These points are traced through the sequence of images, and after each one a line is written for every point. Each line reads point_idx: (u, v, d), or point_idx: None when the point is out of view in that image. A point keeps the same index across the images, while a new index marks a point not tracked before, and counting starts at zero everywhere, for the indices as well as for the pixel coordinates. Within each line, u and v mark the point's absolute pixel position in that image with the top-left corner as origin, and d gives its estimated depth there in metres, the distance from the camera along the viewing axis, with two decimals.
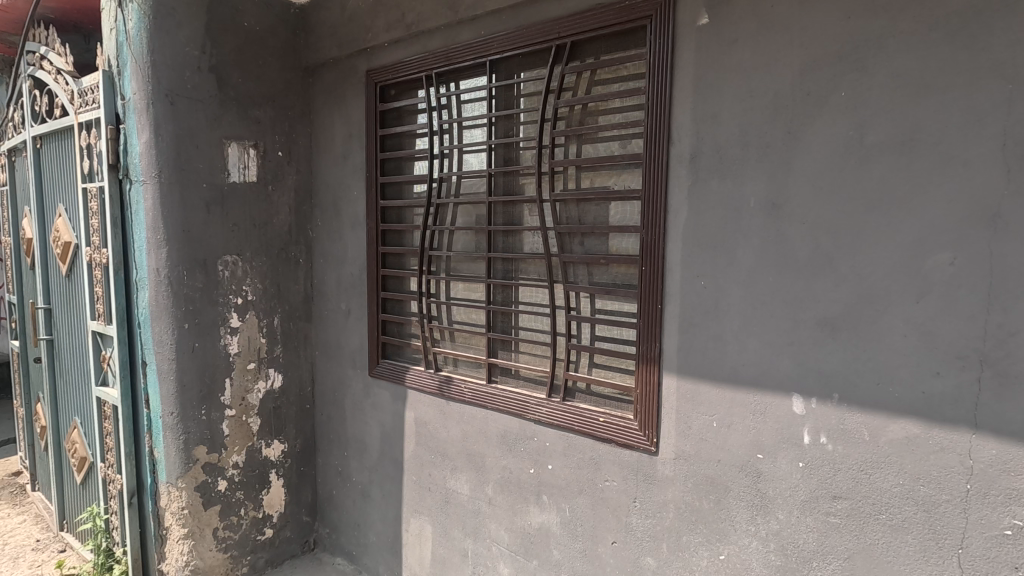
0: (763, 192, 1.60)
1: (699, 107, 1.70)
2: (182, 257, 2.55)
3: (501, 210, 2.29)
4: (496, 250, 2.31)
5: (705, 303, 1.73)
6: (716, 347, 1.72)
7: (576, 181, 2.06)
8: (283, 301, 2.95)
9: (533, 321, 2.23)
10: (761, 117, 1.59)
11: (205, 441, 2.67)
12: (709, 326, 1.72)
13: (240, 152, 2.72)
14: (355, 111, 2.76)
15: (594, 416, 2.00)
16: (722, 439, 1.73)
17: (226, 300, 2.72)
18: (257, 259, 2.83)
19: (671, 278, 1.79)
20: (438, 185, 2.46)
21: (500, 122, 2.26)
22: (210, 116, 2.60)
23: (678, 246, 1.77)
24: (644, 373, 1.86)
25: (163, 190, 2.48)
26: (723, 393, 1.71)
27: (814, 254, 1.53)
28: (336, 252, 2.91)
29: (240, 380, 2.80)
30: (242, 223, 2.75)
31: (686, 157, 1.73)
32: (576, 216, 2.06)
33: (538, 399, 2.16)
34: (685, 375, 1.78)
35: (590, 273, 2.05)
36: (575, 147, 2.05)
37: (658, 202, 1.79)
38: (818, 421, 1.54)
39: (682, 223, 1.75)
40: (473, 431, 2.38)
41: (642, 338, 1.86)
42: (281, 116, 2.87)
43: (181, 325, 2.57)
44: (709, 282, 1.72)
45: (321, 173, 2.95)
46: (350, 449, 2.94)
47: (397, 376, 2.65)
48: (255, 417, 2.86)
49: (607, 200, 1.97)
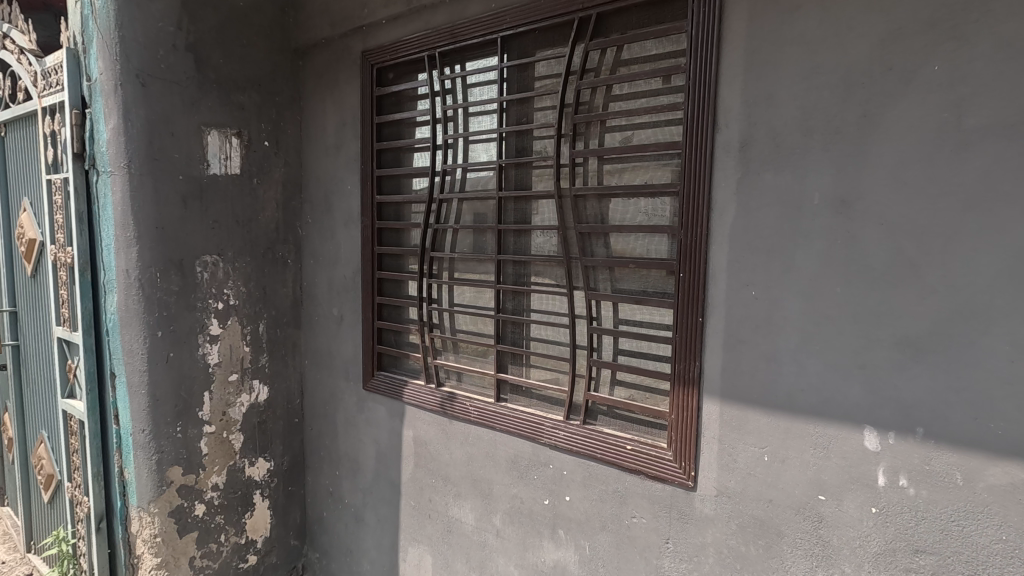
0: (830, 187, 1.35)
1: (751, 86, 1.45)
2: (155, 257, 2.28)
3: (512, 206, 2.03)
4: (506, 252, 2.05)
5: (756, 317, 1.48)
6: (768, 369, 1.47)
7: (598, 175, 1.80)
8: (269, 306, 2.69)
9: (547, 333, 1.97)
10: (829, 97, 1.34)
11: (180, 461, 2.41)
12: (761, 344, 1.47)
13: (221, 141, 2.46)
14: (349, 97, 2.50)
15: (621, 443, 1.75)
16: (775, 476, 1.48)
17: (205, 305, 2.45)
18: (240, 260, 2.56)
19: (714, 286, 1.54)
20: (441, 179, 2.21)
21: (513, 108, 2.01)
22: (187, 100, 2.33)
23: (724, 250, 1.52)
24: (680, 397, 1.61)
25: (133, 181, 2.21)
26: (776, 422, 1.46)
27: (893, 260, 1.28)
28: (328, 252, 2.65)
29: (220, 394, 2.53)
30: (224, 219, 2.49)
31: (735, 146, 1.48)
32: (598, 215, 1.81)
33: (554, 421, 1.91)
34: (730, 400, 1.53)
35: (614, 279, 1.79)
36: (598, 136, 1.80)
37: (701, 199, 1.54)
38: (897, 460, 1.30)
39: (729, 222, 1.50)
40: (479, 455, 2.13)
41: (677, 355, 1.61)
42: (268, 102, 2.61)
43: (154, 333, 2.30)
44: (760, 292, 1.47)
45: (311, 166, 2.69)
46: (342, 468, 2.68)
47: (394, 391, 2.39)
48: (237, 434, 2.60)
49: (636, 196, 1.72)
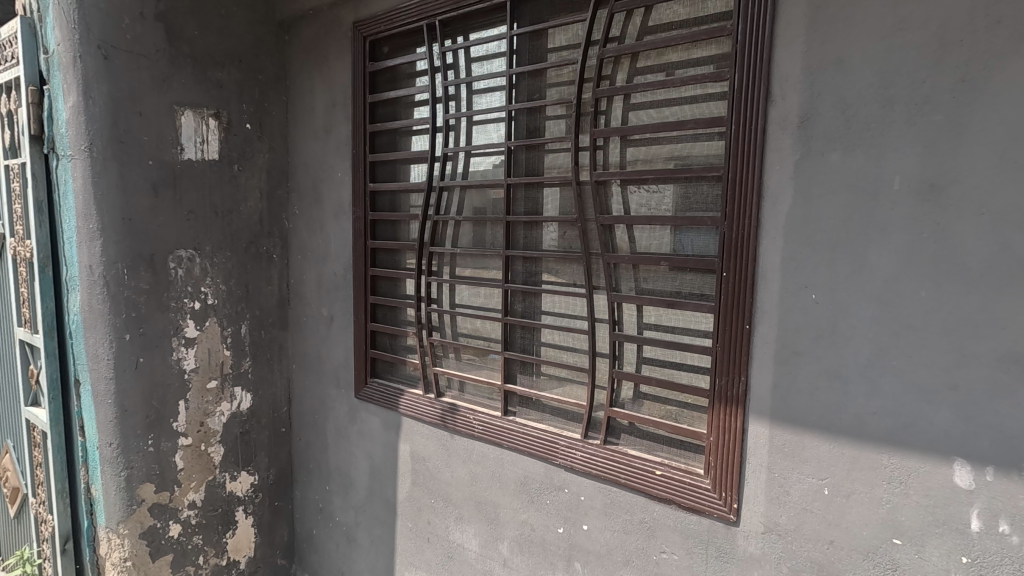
0: (915, 169, 1.11)
1: (815, 48, 1.21)
2: (123, 252, 2.04)
3: (522, 195, 1.78)
4: (515, 248, 1.80)
5: (816, 324, 1.24)
6: (830, 388, 1.24)
7: (622, 153, 1.56)
8: (252, 306, 2.44)
9: (561, 339, 1.73)
10: (916, 60, 1.10)
11: (153, 477, 2.18)
12: (822, 359, 1.24)
13: (197, 122, 2.21)
14: (339, 74, 2.25)
15: (649, 468, 1.53)
16: (837, 513, 1.25)
17: (180, 305, 2.21)
18: (220, 255, 2.32)
19: (765, 287, 1.31)
20: (441, 165, 1.97)
21: (523, 83, 1.76)
22: (156, 75, 2.08)
23: (778, 246, 1.29)
24: (721, 417, 1.39)
25: (96, 167, 1.96)
26: (840, 450, 1.23)
27: (996, 259, 1.04)
28: (316, 246, 2.40)
29: (198, 403, 2.30)
30: (200, 210, 2.24)
31: (794, 121, 1.24)
32: (621, 205, 1.57)
33: (570, 440, 1.68)
34: (783, 422, 1.30)
35: (639, 279, 1.55)
36: (620, 114, 1.56)
37: (750, 185, 1.30)
38: (997, 502, 1.07)
39: (784, 211, 1.27)
40: (483, 475, 1.90)
41: (719, 368, 1.38)
42: (250, 80, 2.35)
43: (122, 337, 2.06)
44: (823, 296, 1.23)
45: (298, 151, 2.44)
46: (333, 483, 2.45)
47: (389, 401, 2.16)
48: (217, 446, 2.37)
49: (668, 182, 1.48)
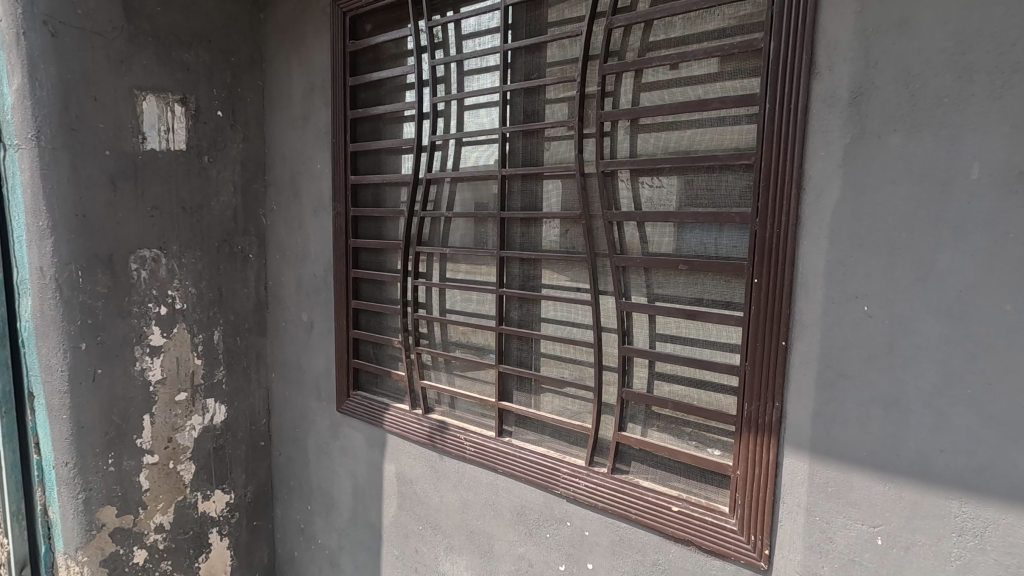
0: (998, 154, 0.90)
1: (872, 7, 0.99)
2: (77, 252, 1.84)
3: (518, 188, 1.57)
4: (511, 248, 1.60)
5: (870, 341, 1.04)
6: (885, 419, 1.03)
7: (632, 144, 1.35)
8: (226, 310, 2.24)
9: (562, 351, 1.53)
10: (1003, 18, 0.88)
11: (114, 499, 1.98)
12: (875, 383, 1.04)
13: (161, 108, 2.00)
14: (318, 55, 2.04)
15: (664, 504, 1.32)
16: (892, 568, 1.05)
17: (143, 311, 2.01)
18: (188, 255, 2.12)
19: (805, 296, 1.10)
20: (429, 155, 1.76)
21: (520, 61, 1.55)
22: (113, 56, 1.87)
23: (822, 247, 1.08)
24: (750, 447, 1.18)
25: (45, 156, 1.75)
26: (899, 493, 1.03)
27: None
28: (295, 244, 2.20)
29: (165, 417, 2.10)
30: (165, 205, 2.04)
31: (844, 97, 1.03)
32: (632, 200, 1.35)
33: (572, 467, 1.48)
34: (826, 457, 1.10)
35: (652, 284, 1.34)
36: (630, 94, 1.34)
37: (788, 175, 1.09)
38: None
39: (831, 206, 1.06)
40: (475, 501, 1.70)
41: (749, 391, 1.17)
42: (221, 62, 2.14)
43: (76, 346, 1.86)
44: (877, 308, 1.02)
45: (275, 140, 2.24)
46: (314, 503, 2.25)
47: (373, 416, 1.96)
48: (188, 463, 2.18)
49: (687, 173, 1.27)
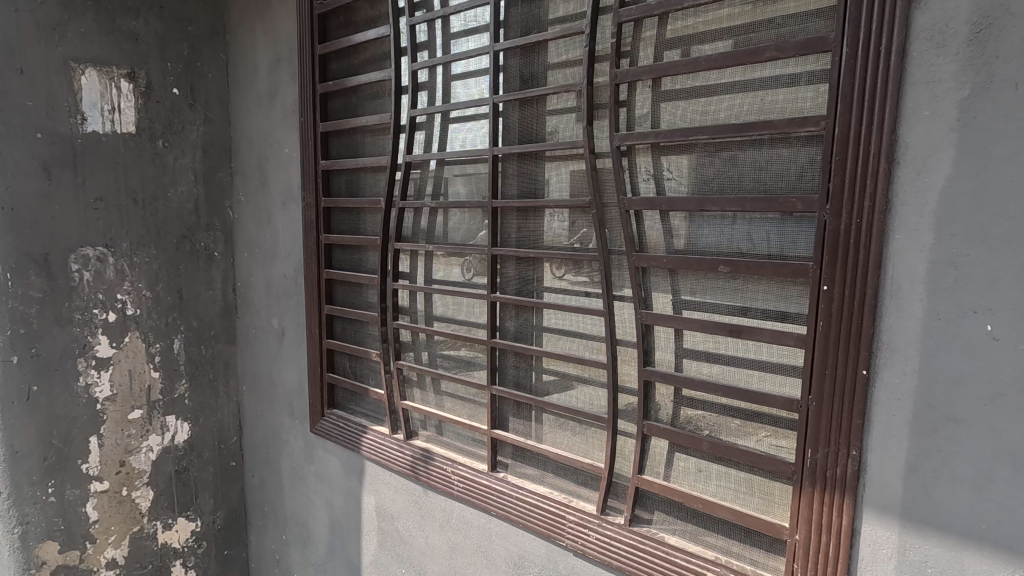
0: None
1: None
2: (4, 252, 1.58)
3: (514, 171, 1.29)
4: (505, 245, 1.31)
5: (995, 375, 0.74)
6: (1016, 483, 0.74)
7: (656, 112, 1.05)
8: (188, 315, 1.98)
9: (566, 371, 1.24)
10: None
11: (56, 533, 1.73)
12: (1001, 433, 0.75)
13: (105, 84, 1.73)
14: (284, 21, 1.76)
15: (697, 569, 1.04)
16: None
17: (87, 318, 1.75)
18: (141, 253, 1.85)
19: (898, 310, 0.81)
20: (408, 135, 1.48)
21: (514, 15, 1.25)
22: (43, 22, 1.60)
23: (922, 244, 0.79)
24: (816, 509, 0.90)
25: None
26: None
27: None
28: (263, 240, 1.93)
29: (116, 438, 1.84)
30: (112, 196, 1.78)
31: (961, 32, 0.74)
32: (655, 185, 1.06)
33: (580, 515, 1.20)
34: (923, 526, 0.82)
35: (680, 291, 1.05)
36: (653, 49, 1.05)
37: (873, 145, 0.80)
38: None
39: (937, 187, 0.77)
40: (465, 547, 1.43)
41: (817, 435, 0.89)
42: (177, 31, 1.87)
43: (6, 359, 1.61)
44: (1005, 329, 0.73)
45: (241, 121, 1.96)
46: (289, 533, 2.00)
47: (350, 440, 1.69)
48: (144, 490, 1.93)
49: (728, 147, 0.97)
